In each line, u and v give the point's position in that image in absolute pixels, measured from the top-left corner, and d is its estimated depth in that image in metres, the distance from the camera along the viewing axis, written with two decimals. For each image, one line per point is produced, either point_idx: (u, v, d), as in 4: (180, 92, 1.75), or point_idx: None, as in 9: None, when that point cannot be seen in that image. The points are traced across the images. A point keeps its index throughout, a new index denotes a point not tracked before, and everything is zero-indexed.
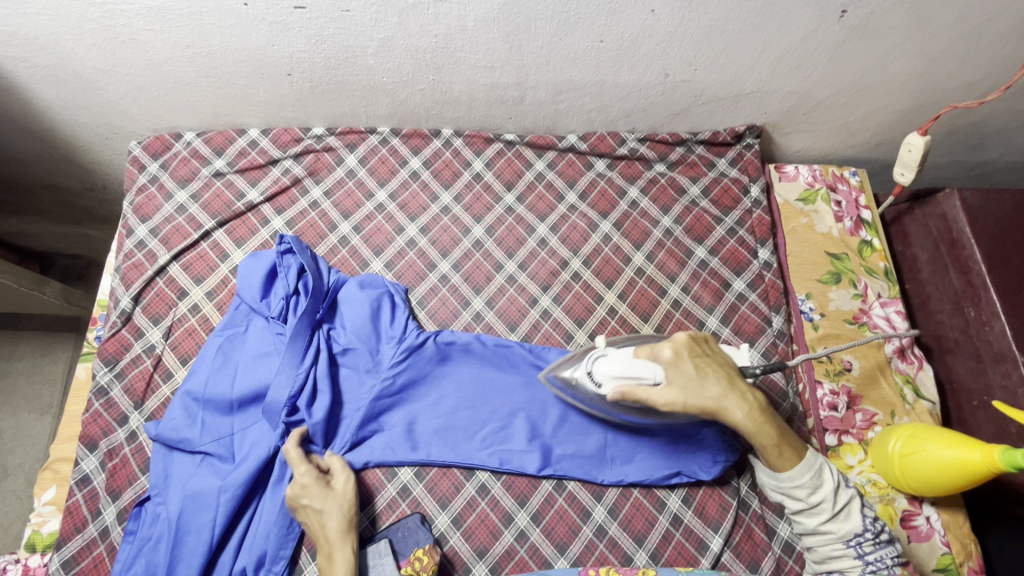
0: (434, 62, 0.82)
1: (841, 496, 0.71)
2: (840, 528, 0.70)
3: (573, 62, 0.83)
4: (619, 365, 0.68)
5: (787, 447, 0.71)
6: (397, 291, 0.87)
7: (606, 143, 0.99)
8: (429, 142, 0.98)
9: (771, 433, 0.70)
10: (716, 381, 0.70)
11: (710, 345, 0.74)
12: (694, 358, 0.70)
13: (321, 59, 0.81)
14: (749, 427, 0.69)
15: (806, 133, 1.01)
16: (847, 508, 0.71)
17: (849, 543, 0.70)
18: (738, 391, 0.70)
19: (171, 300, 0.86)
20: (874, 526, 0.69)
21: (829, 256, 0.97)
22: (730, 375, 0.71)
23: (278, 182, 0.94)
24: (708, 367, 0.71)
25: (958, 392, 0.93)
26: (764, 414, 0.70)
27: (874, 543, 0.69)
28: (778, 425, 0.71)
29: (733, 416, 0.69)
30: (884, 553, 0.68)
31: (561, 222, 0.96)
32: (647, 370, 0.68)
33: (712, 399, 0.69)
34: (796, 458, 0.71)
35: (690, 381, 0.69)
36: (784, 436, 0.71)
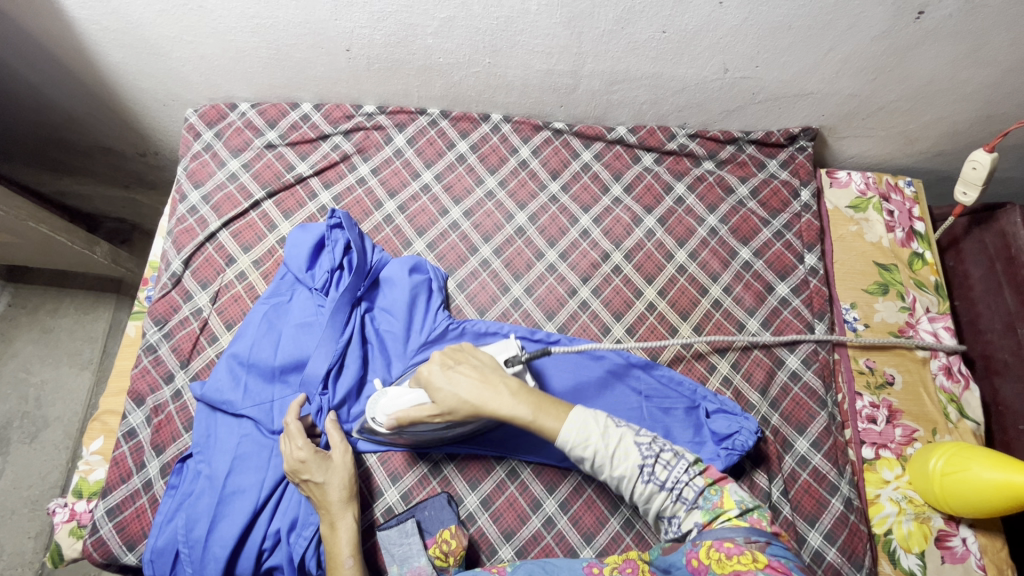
0: (492, 45, 0.82)
1: (612, 437, 0.61)
2: (626, 468, 0.60)
3: (632, 52, 0.82)
4: (391, 399, 0.71)
5: (546, 414, 0.61)
6: (437, 277, 0.87)
7: (655, 137, 0.98)
8: (477, 126, 0.98)
9: (526, 408, 0.61)
10: (468, 377, 0.65)
11: (468, 351, 0.70)
12: (442, 368, 0.67)
13: (381, 36, 0.82)
14: (504, 413, 0.62)
15: (863, 139, 0.99)
16: (622, 447, 0.60)
17: (645, 480, 0.60)
18: (489, 383, 0.64)
19: (220, 266, 0.88)
20: (652, 451, 0.61)
21: (877, 266, 0.95)
22: (483, 371, 0.66)
23: (328, 157, 0.95)
24: (456, 370, 0.66)
25: (1004, 414, 0.90)
26: (516, 394, 0.63)
27: (666, 467, 0.61)
28: (531, 396, 0.63)
29: (486, 410, 0.63)
30: (679, 472, 0.61)
31: (605, 214, 0.95)
32: (417, 395, 0.69)
33: (462, 403, 0.64)
34: (559, 419, 0.60)
35: (441, 391, 0.65)
36: (542, 403, 0.62)
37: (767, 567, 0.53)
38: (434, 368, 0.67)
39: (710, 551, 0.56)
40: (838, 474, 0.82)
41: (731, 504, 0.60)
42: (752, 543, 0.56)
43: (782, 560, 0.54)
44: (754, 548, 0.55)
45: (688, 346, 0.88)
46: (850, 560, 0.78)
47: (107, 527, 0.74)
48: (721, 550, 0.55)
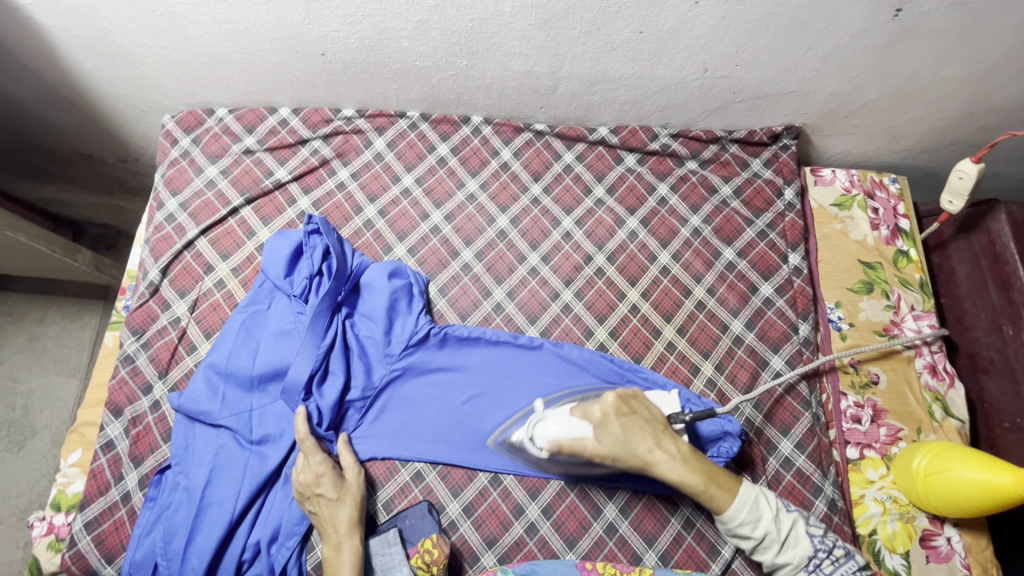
0: (468, 47, 0.81)
1: (783, 521, 0.71)
2: (795, 556, 0.70)
3: (610, 53, 0.81)
4: (548, 425, 0.73)
5: (718, 487, 0.71)
6: (418, 282, 0.87)
7: (638, 138, 0.97)
8: (458, 128, 0.97)
9: (701, 479, 0.70)
10: (648, 433, 0.72)
11: (640, 400, 0.74)
12: (620, 416, 0.72)
13: (356, 40, 0.81)
14: (676, 479, 0.70)
15: (847, 137, 0.98)
16: (793, 534, 0.71)
17: (808, 569, 0.70)
18: (665, 445, 0.71)
19: (198, 275, 0.87)
20: (824, 544, 0.71)
21: (861, 264, 0.94)
22: (656, 426, 0.73)
23: (306, 162, 0.94)
24: (640, 428, 0.72)
25: (989, 412, 0.90)
26: (691, 465, 0.70)
27: (833, 563, 0.70)
28: (702, 466, 0.71)
29: (661, 474, 0.70)
30: (844, 570, 0.70)
31: (587, 216, 0.94)
32: (578, 427, 0.71)
33: (639, 459, 0.71)
34: (724, 493, 0.70)
35: (615, 441, 0.71)
36: (713, 476, 0.71)
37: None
38: (616, 416, 0.72)
39: None
40: (822, 475, 0.82)
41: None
42: None
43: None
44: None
45: (672, 348, 0.87)
46: None
47: (85, 541, 0.73)
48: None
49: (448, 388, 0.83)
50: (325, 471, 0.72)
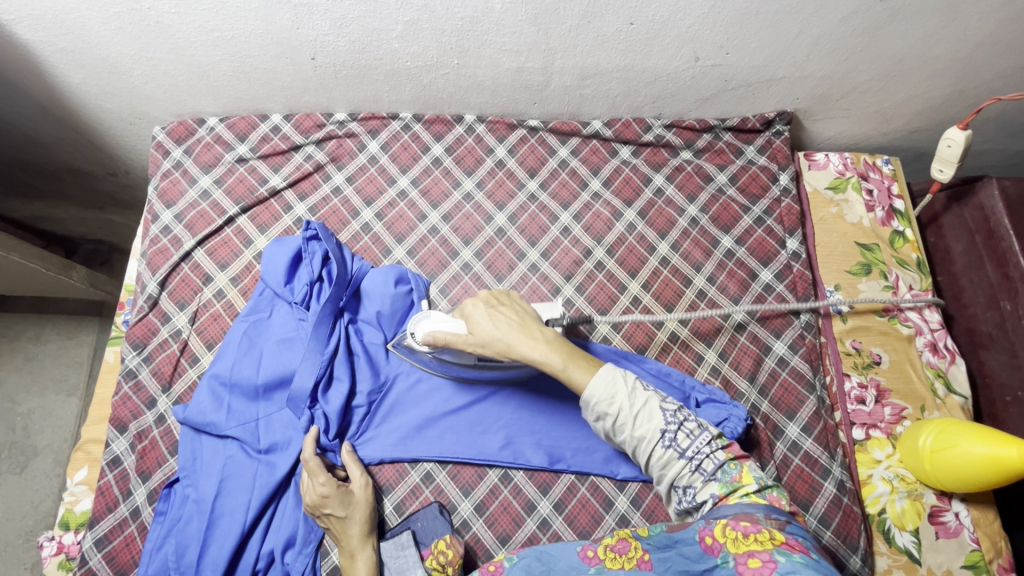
0: (459, 46, 0.81)
1: (638, 398, 0.62)
2: (648, 429, 0.61)
3: (601, 45, 0.81)
4: (431, 322, 0.73)
5: (576, 364, 0.64)
6: (418, 284, 0.86)
7: (631, 130, 0.97)
8: (451, 128, 0.97)
9: (558, 357, 0.64)
10: (507, 320, 0.68)
11: (512, 297, 0.72)
12: (484, 309, 0.69)
13: (345, 42, 0.80)
14: (535, 357, 0.65)
15: (839, 120, 0.99)
16: (646, 409, 0.62)
17: (664, 444, 0.60)
18: (527, 329, 0.67)
19: (197, 286, 0.86)
20: (677, 417, 0.61)
21: (859, 246, 0.95)
22: (521, 316, 0.68)
23: (301, 168, 0.93)
24: (505, 315, 0.68)
25: (991, 387, 0.91)
26: (550, 344, 0.65)
27: (688, 436, 0.61)
28: (563, 347, 0.65)
29: (522, 352, 0.65)
30: (701, 443, 0.60)
31: (585, 210, 0.94)
32: (457, 325, 0.71)
33: (499, 344, 0.66)
34: (587, 372, 0.63)
35: (480, 330, 0.68)
36: (573, 356, 0.64)
37: (784, 544, 0.51)
38: (479, 307, 0.69)
39: (726, 529, 0.53)
40: (830, 457, 0.83)
41: (750, 479, 0.59)
42: (772, 521, 0.53)
43: (800, 539, 0.52)
44: (772, 526, 0.53)
45: (675, 338, 0.88)
46: (846, 541, 0.78)
47: (97, 558, 0.72)
48: (737, 528, 0.53)
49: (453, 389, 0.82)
50: (330, 490, 0.70)
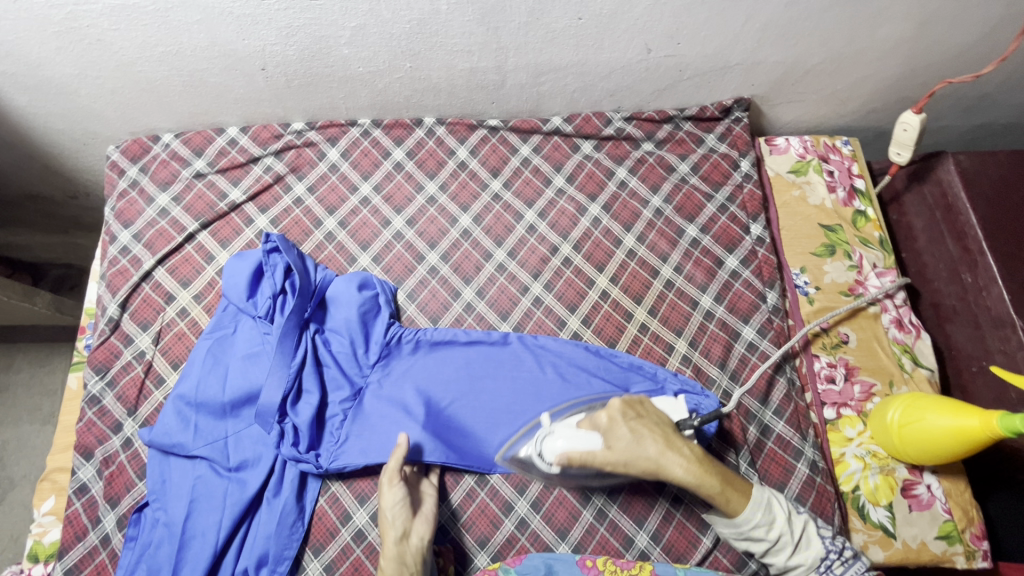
0: (410, 49, 0.80)
1: (796, 525, 0.69)
2: (807, 557, 0.68)
3: (552, 42, 0.81)
4: (559, 439, 0.71)
5: (732, 492, 0.67)
6: (385, 290, 0.86)
7: (592, 124, 0.97)
8: (411, 131, 0.96)
9: (713, 481, 0.66)
10: (653, 439, 0.68)
11: (647, 405, 0.72)
12: (627, 423, 0.69)
13: (294, 51, 0.79)
14: (693, 481, 0.66)
15: (796, 104, 1.00)
16: (804, 536, 0.69)
17: (821, 570, 0.68)
18: (675, 447, 0.68)
19: (159, 306, 0.85)
20: (835, 545, 0.68)
21: (822, 228, 0.95)
22: (663, 429, 0.69)
23: (260, 181, 0.92)
24: (644, 429, 0.69)
25: (958, 359, 0.92)
26: (703, 465, 0.67)
27: (842, 563, 0.68)
28: (718, 469, 0.67)
29: (671, 473, 0.66)
30: (854, 573, 0.67)
31: (549, 207, 0.94)
32: (590, 438, 0.69)
33: (648, 462, 0.67)
34: (743, 499, 0.67)
35: (624, 446, 0.68)
36: (728, 480, 0.67)
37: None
38: (623, 425, 0.69)
39: None
40: (801, 438, 0.84)
41: None
42: None
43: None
44: None
45: (645, 329, 0.88)
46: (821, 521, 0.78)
47: None
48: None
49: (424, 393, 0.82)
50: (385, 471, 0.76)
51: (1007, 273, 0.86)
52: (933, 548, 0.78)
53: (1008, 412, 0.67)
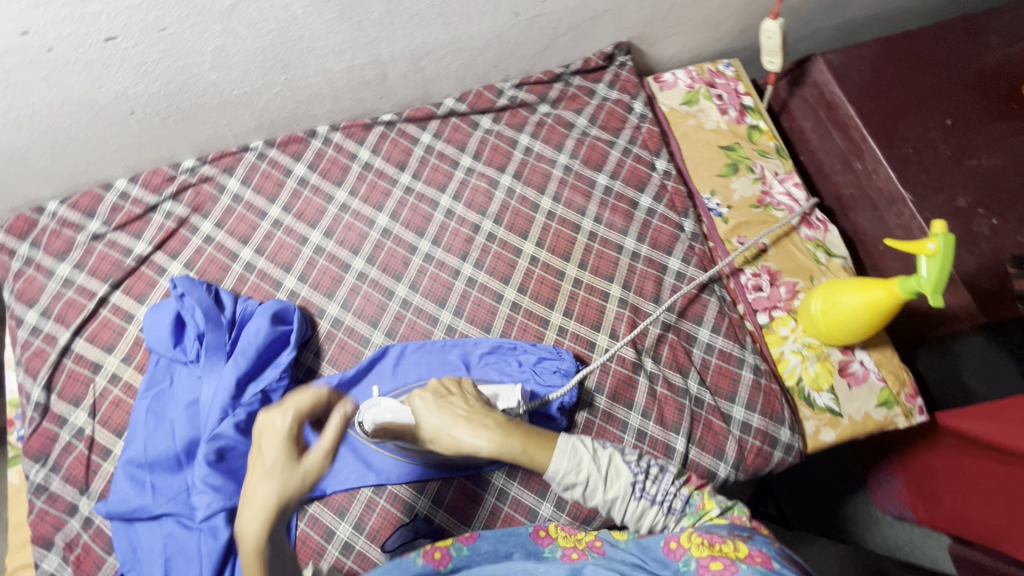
0: (280, 61, 0.79)
1: (601, 459, 0.66)
2: (619, 488, 0.65)
3: (419, 25, 0.80)
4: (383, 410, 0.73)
5: (535, 445, 0.65)
6: (298, 316, 0.84)
7: (485, 98, 0.98)
8: (308, 144, 0.95)
9: (515, 442, 0.65)
10: (459, 414, 0.68)
11: (462, 384, 0.74)
12: (434, 400, 0.70)
13: (159, 88, 0.76)
14: (491, 448, 0.65)
15: (673, 38, 1.03)
16: (612, 467, 0.66)
17: (636, 496, 0.65)
18: (476, 421, 0.67)
19: (87, 378, 0.82)
20: (640, 466, 0.67)
21: (722, 149, 1.00)
22: (468, 405, 0.69)
23: (163, 228, 0.89)
24: (447, 406, 0.69)
25: (866, 242, 0.99)
26: (504, 432, 0.66)
27: (654, 482, 0.66)
28: (518, 431, 0.66)
29: (471, 447, 0.66)
30: (665, 485, 0.66)
31: (462, 188, 0.95)
32: (405, 415, 0.72)
33: (450, 439, 0.67)
34: (547, 451, 0.65)
35: (429, 425, 0.68)
36: (531, 438, 0.65)
37: (747, 556, 0.56)
38: (426, 399, 0.70)
39: (693, 538, 0.60)
40: (742, 347, 0.89)
41: (712, 505, 0.65)
42: (735, 536, 0.59)
43: (763, 549, 0.57)
44: (736, 539, 0.59)
45: (579, 283, 0.91)
46: (773, 419, 0.84)
47: None
48: (702, 537, 0.60)
49: None
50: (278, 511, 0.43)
51: (889, 154, 0.93)
52: (876, 415, 0.85)
53: (904, 276, 0.73)
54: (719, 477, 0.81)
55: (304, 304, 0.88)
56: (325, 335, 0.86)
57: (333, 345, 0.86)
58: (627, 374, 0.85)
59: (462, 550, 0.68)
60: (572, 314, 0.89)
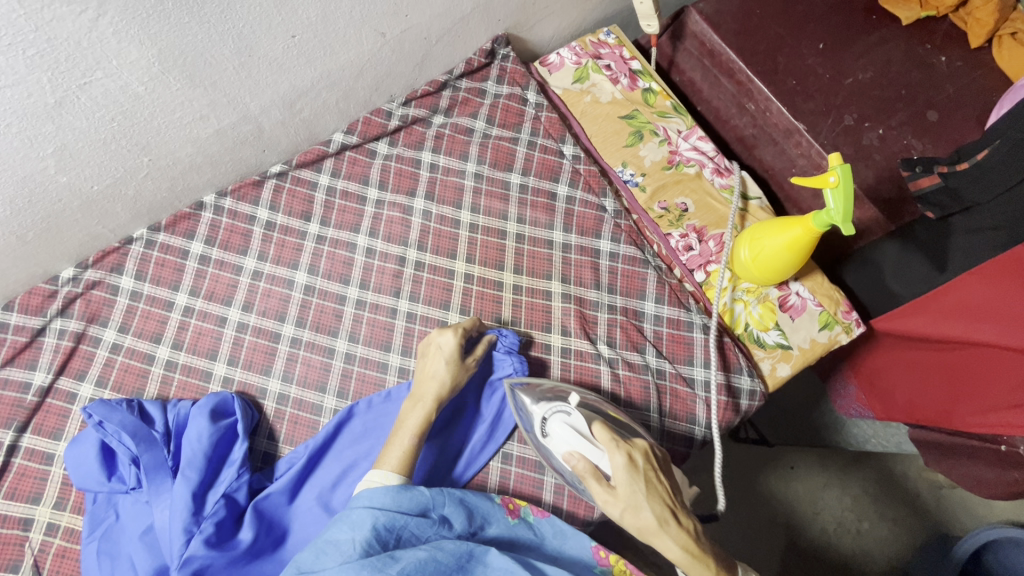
0: (137, 143, 0.71)
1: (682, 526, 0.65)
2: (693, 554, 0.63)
3: (282, 70, 0.75)
4: (574, 432, 0.71)
5: (721, 574, 0.64)
6: (240, 406, 0.78)
7: (375, 124, 0.93)
8: (197, 218, 0.87)
9: (708, 563, 0.64)
10: (661, 500, 0.65)
11: (660, 465, 0.70)
12: (641, 472, 0.67)
13: (3, 206, 0.67)
14: (685, 558, 0.63)
15: (549, 19, 1.01)
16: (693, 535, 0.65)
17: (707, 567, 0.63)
18: (679, 521, 0.65)
19: (19, 538, 0.73)
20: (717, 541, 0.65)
21: (623, 120, 1.00)
22: (671, 498, 0.66)
23: (60, 349, 0.80)
24: (654, 483, 0.67)
25: (776, 176, 1.03)
26: (700, 546, 0.64)
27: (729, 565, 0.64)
28: (713, 551, 0.65)
29: (661, 545, 0.63)
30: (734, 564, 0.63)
31: (376, 223, 0.91)
32: (600, 458, 0.69)
33: (648, 521, 0.64)
34: None
35: (626, 492, 0.65)
36: (719, 564, 0.65)
37: None
38: (635, 471, 0.66)
39: None
40: (687, 310, 0.91)
41: None
42: None
43: None
44: None
45: (520, 289, 0.89)
46: (732, 370, 0.87)
47: None
48: None
49: (305, 517, 0.75)
50: None
51: (776, 89, 0.97)
52: (821, 339, 0.89)
53: (817, 212, 0.76)
54: (697, 440, 0.85)
55: (242, 388, 0.82)
56: (274, 414, 0.81)
57: (286, 422, 0.81)
58: (588, 366, 0.86)
59: (528, 519, 0.72)
60: (520, 322, 0.87)
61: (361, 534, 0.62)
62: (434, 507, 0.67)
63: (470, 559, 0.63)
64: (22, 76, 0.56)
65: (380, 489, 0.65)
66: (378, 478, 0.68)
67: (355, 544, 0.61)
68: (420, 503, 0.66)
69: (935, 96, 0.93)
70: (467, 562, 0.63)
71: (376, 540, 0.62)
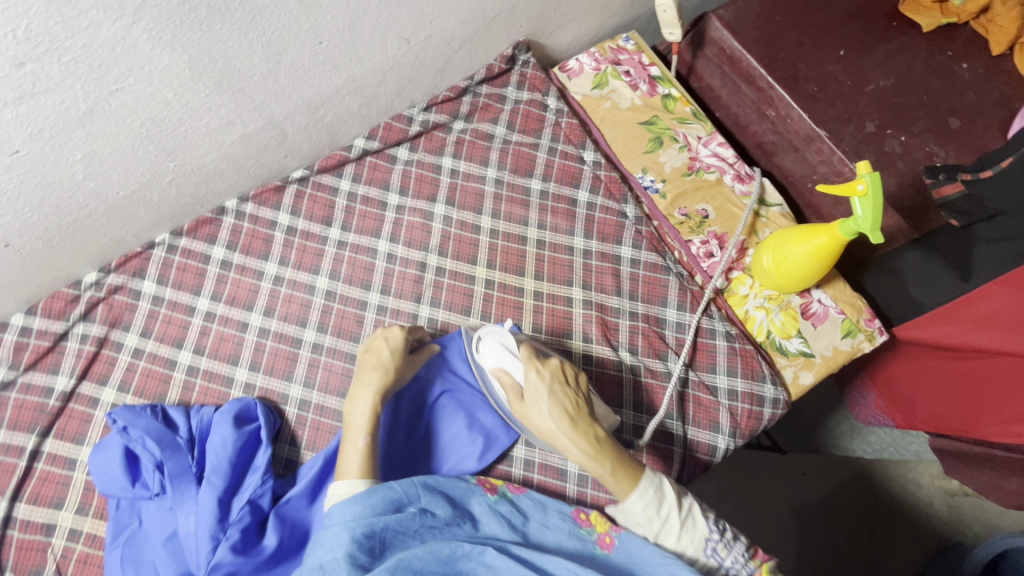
0: (164, 148, 0.71)
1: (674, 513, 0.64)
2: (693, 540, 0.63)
3: (307, 75, 0.75)
4: (498, 353, 0.75)
5: (621, 476, 0.64)
6: (262, 413, 0.77)
7: (396, 129, 0.93)
8: (219, 223, 0.87)
9: (606, 464, 0.64)
10: (563, 406, 0.67)
11: (580, 381, 0.71)
12: (550, 383, 0.69)
13: (31, 212, 0.68)
14: (581, 457, 0.65)
15: (569, 25, 1.01)
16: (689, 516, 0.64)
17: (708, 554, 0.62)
18: (580, 425, 0.66)
19: (42, 543, 0.73)
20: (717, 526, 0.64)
21: (643, 126, 0.99)
22: (576, 406, 0.68)
23: (83, 354, 0.80)
24: (562, 391, 0.68)
25: (795, 183, 1.03)
26: (598, 449, 0.65)
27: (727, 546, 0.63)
28: (614, 453, 0.65)
29: (560, 445, 0.66)
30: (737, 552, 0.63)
31: (396, 228, 0.90)
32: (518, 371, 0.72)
33: (545, 425, 0.67)
34: (630, 485, 0.64)
35: (531, 400, 0.68)
36: (620, 465, 0.64)
37: None
38: (541, 380, 0.69)
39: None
40: (709, 317, 0.90)
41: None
42: None
43: None
44: None
45: (540, 295, 0.89)
46: (756, 379, 0.86)
47: None
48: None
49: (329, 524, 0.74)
50: None
51: (797, 97, 0.96)
52: (844, 347, 0.88)
53: (844, 219, 0.75)
54: (720, 448, 0.84)
55: (264, 394, 0.82)
56: (296, 420, 0.81)
57: (307, 429, 0.81)
58: (609, 373, 0.85)
59: (506, 497, 0.69)
60: (542, 328, 0.87)
61: (343, 550, 0.57)
62: (409, 501, 0.63)
63: (466, 560, 0.59)
64: (56, 83, 0.56)
65: (347, 502, 0.60)
66: (344, 489, 0.62)
67: (339, 561, 0.56)
68: (393, 500, 0.62)
69: (958, 103, 0.92)
70: (464, 563, 0.59)
71: (360, 549, 0.57)
